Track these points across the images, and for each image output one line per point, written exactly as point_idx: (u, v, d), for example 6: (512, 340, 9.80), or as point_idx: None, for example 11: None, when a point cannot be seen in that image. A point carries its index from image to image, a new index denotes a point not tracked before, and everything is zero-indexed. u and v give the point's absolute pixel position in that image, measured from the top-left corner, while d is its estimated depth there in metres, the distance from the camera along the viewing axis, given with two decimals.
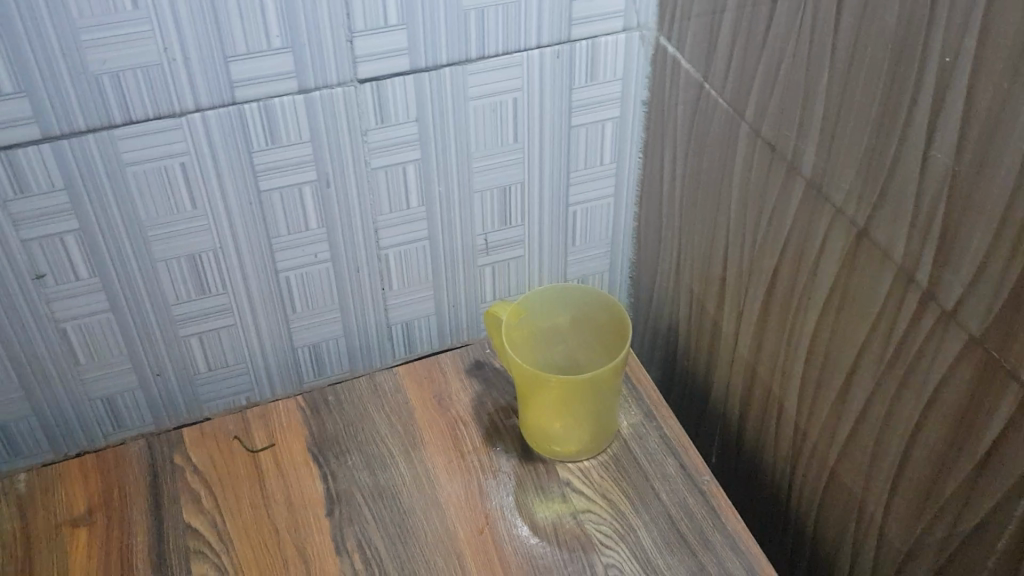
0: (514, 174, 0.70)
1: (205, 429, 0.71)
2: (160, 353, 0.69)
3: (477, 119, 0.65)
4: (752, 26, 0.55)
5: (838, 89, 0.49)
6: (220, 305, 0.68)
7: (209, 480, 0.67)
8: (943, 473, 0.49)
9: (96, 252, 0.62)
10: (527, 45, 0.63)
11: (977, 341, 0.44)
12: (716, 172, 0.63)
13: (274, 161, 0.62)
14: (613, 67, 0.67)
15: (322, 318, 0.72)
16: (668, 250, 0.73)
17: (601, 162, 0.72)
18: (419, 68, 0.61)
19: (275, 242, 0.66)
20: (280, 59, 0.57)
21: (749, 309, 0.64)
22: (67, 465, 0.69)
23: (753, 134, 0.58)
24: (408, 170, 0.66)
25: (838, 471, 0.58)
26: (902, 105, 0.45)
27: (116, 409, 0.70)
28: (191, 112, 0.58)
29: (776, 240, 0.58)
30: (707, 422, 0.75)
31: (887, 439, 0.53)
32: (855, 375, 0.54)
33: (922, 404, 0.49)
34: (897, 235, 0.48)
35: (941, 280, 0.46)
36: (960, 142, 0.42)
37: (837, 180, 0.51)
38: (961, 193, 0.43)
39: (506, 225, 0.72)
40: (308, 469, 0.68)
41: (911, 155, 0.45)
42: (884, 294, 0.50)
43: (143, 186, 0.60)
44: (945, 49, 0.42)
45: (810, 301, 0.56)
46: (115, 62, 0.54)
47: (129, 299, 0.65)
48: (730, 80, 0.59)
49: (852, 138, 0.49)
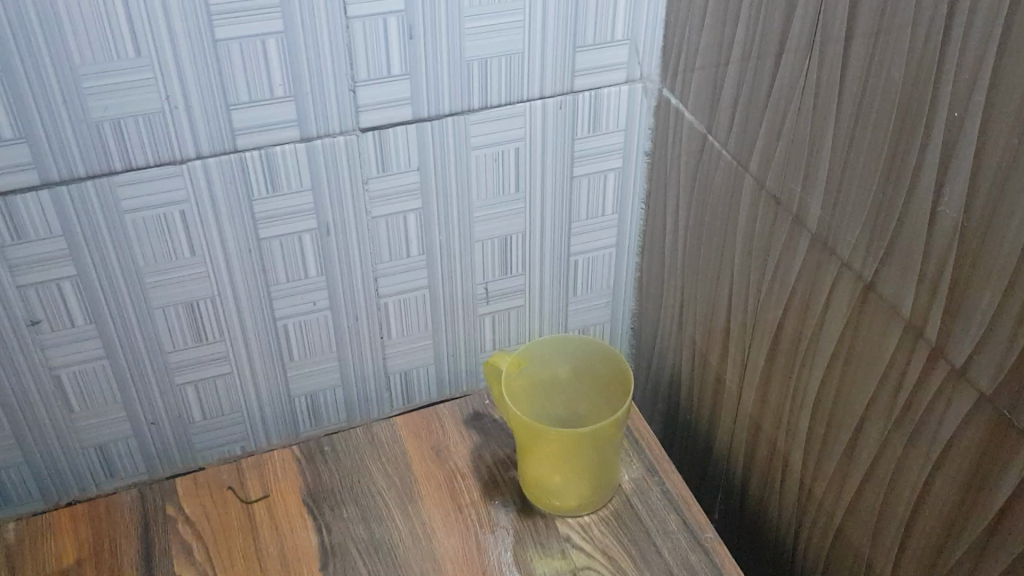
0: (516, 224, 0.69)
1: (199, 479, 0.70)
2: (155, 402, 0.68)
3: (479, 169, 0.65)
4: (756, 79, 0.55)
5: (843, 143, 0.49)
6: (217, 353, 0.67)
7: (201, 532, 0.66)
8: (953, 534, 0.48)
9: (93, 298, 0.61)
10: (530, 95, 0.63)
11: (986, 400, 0.44)
12: (719, 225, 0.63)
13: (274, 209, 0.61)
14: (616, 118, 0.67)
15: (320, 367, 0.71)
16: (671, 302, 0.72)
17: (603, 212, 0.72)
18: (422, 118, 0.61)
19: (274, 289, 0.65)
20: (283, 108, 0.57)
21: (753, 362, 0.63)
22: (57, 515, 0.67)
23: (757, 186, 0.58)
24: (408, 219, 0.65)
25: (844, 531, 0.57)
26: (908, 160, 0.45)
27: (109, 459, 0.69)
28: (192, 159, 0.57)
29: (780, 293, 0.58)
30: (709, 476, 0.74)
31: (895, 498, 0.52)
32: (861, 432, 0.53)
33: (930, 463, 0.48)
34: (904, 291, 0.47)
35: (950, 337, 0.45)
36: (969, 198, 0.42)
37: (843, 234, 0.51)
38: (971, 249, 0.42)
39: (507, 274, 0.72)
40: (303, 521, 0.67)
41: (918, 210, 0.45)
42: (891, 350, 0.49)
43: (141, 233, 0.59)
44: (952, 105, 0.41)
45: (815, 356, 0.56)
46: (116, 108, 0.54)
47: (125, 347, 0.64)
48: (733, 133, 0.59)
49: (858, 193, 0.49)
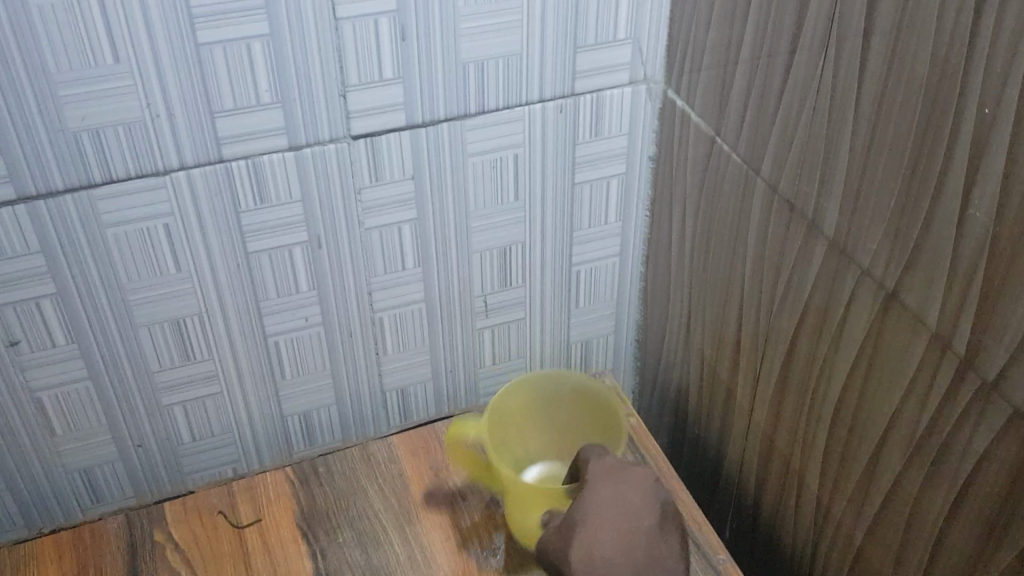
0: (516, 233, 0.67)
1: (188, 503, 0.67)
2: (141, 424, 0.65)
3: (477, 176, 0.62)
4: (767, 79, 0.53)
5: (862, 144, 0.46)
6: (205, 372, 0.64)
7: (191, 560, 0.63)
8: (983, 557, 0.45)
9: (74, 317, 0.58)
10: (529, 99, 0.60)
11: (1021, 415, 0.41)
12: (728, 231, 0.60)
13: (264, 222, 0.59)
14: (620, 121, 0.64)
15: (314, 385, 0.68)
16: (677, 312, 0.70)
17: (606, 221, 0.69)
18: (417, 123, 0.58)
19: (263, 304, 0.62)
20: (270, 115, 0.55)
21: (766, 375, 0.60)
22: (40, 544, 0.65)
23: (769, 191, 0.55)
24: (404, 230, 0.63)
25: (865, 552, 0.54)
26: (933, 160, 0.42)
27: (94, 484, 0.66)
28: (176, 170, 0.55)
29: (794, 302, 0.55)
30: (719, 494, 0.71)
31: (919, 519, 0.49)
32: (883, 449, 0.50)
33: (959, 482, 0.45)
34: (930, 300, 0.44)
35: (981, 349, 0.42)
36: (1000, 201, 0.39)
37: (862, 240, 0.48)
38: (1003, 254, 0.40)
39: (507, 286, 0.69)
40: (297, 547, 0.64)
41: (946, 215, 0.42)
42: (916, 362, 0.46)
43: (124, 248, 0.57)
44: (982, 101, 0.39)
45: (833, 369, 0.53)
46: (94, 118, 0.51)
47: (109, 367, 0.61)
48: (742, 136, 0.56)
49: (878, 197, 0.46)
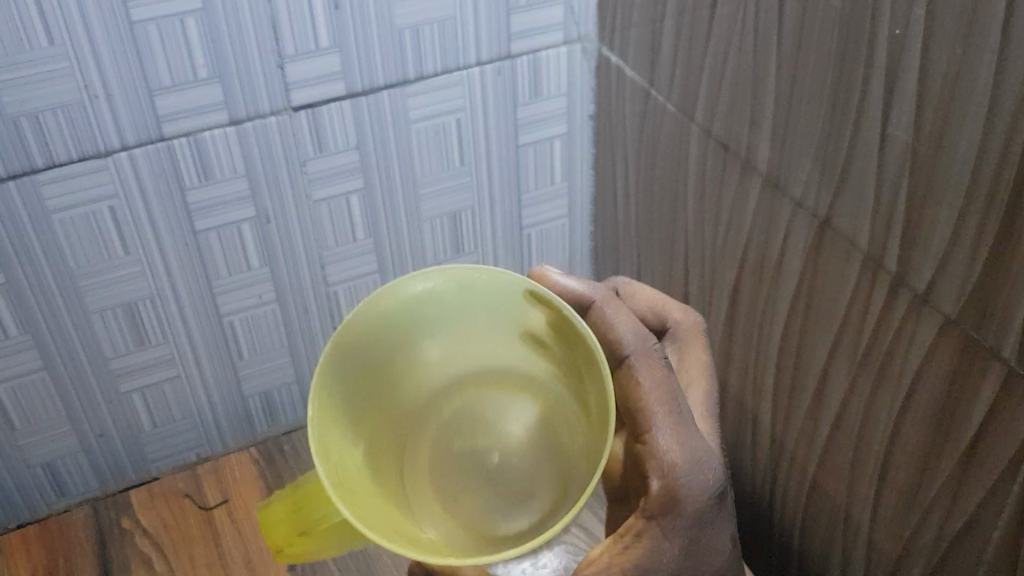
0: (464, 199, 0.68)
1: (154, 490, 0.68)
2: (101, 413, 0.64)
3: (420, 143, 0.63)
4: (694, 27, 0.54)
5: (786, 79, 0.48)
6: (161, 357, 0.64)
7: (160, 544, 0.65)
8: (928, 470, 0.46)
9: (26, 309, 0.58)
10: (467, 63, 0.61)
11: (951, 323, 0.42)
12: (668, 182, 0.61)
13: (209, 199, 0.59)
14: (558, 82, 0.66)
15: (273, 363, 0.68)
16: (626, 268, 0.71)
17: (552, 180, 0.71)
18: (356, 92, 0.59)
19: (215, 284, 0.63)
20: (208, 91, 0.55)
21: (713, 320, 0.61)
22: (8, 540, 0.65)
23: (703, 136, 0.56)
24: (352, 201, 0.63)
25: (818, 483, 0.55)
26: (853, 86, 0.43)
27: (58, 478, 0.66)
28: (117, 150, 0.55)
29: (734, 245, 0.56)
30: None
31: (867, 443, 0.50)
32: (828, 377, 0.51)
33: (899, 402, 0.47)
34: (861, 224, 0.46)
35: (910, 265, 0.43)
36: (917, 117, 0.40)
37: (793, 173, 0.49)
38: (923, 170, 0.41)
39: (459, 252, 0.71)
40: (266, 523, 0.65)
41: (867, 138, 0.43)
42: (852, 286, 0.47)
43: (70, 233, 0.56)
44: (893, 24, 0.40)
45: (776, 303, 0.54)
46: (32, 102, 0.51)
47: (64, 356, 0.61)
48: (675, 86, 0.57)
49: (805, 129, 0.47)
